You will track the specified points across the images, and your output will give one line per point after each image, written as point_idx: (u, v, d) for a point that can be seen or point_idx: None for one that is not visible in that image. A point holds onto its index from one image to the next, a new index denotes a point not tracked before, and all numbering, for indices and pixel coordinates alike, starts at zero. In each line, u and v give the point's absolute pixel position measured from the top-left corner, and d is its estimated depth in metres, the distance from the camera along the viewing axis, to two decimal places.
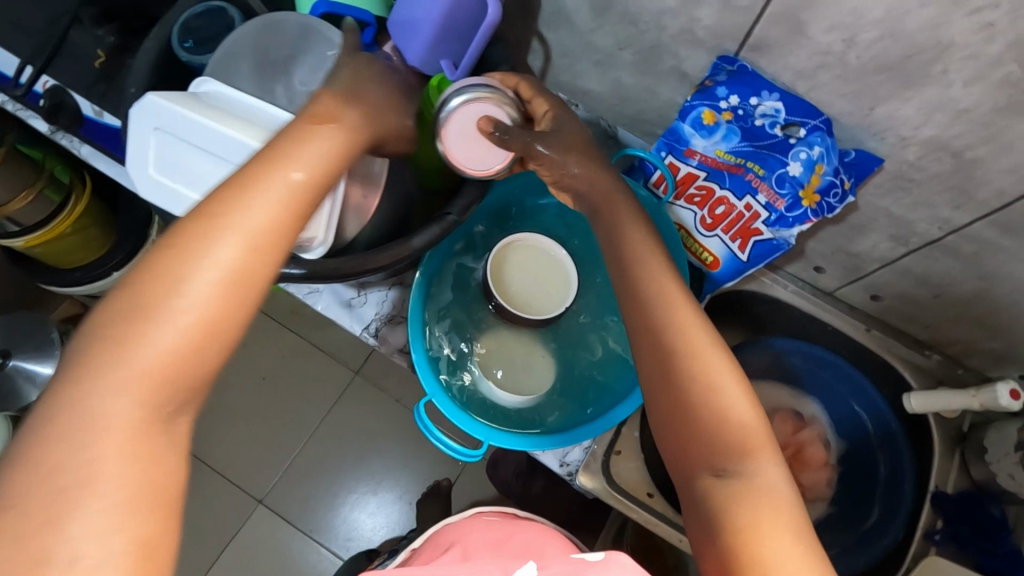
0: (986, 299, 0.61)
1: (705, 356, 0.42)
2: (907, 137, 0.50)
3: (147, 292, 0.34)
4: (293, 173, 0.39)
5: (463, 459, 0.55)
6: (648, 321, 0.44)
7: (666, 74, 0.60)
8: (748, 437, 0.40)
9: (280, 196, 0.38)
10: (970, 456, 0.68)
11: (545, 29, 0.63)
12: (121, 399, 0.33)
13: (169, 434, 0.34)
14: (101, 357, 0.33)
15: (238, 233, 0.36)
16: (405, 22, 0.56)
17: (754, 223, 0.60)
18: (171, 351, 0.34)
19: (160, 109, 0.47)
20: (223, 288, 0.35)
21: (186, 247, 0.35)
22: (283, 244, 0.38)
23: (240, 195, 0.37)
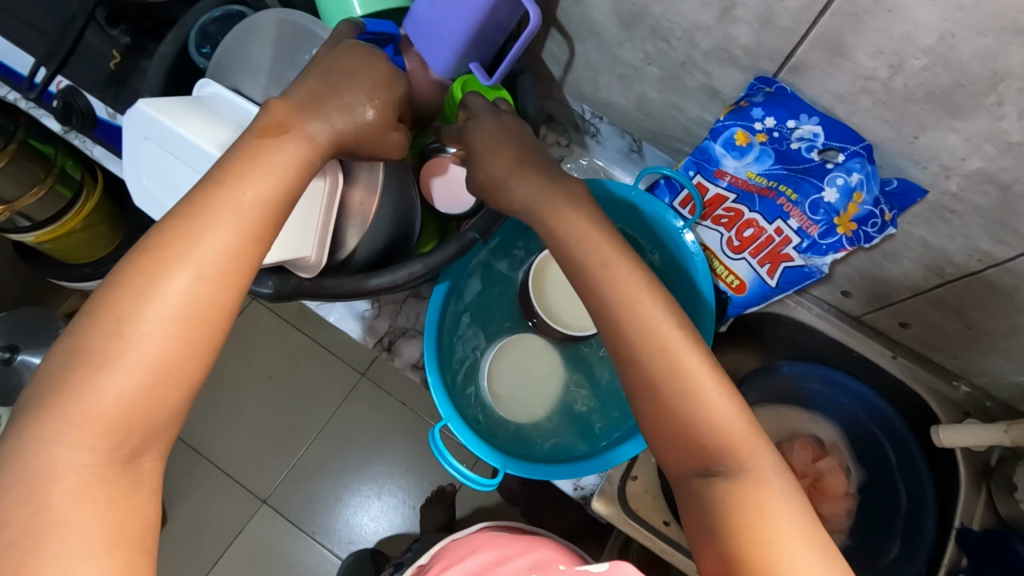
0: (1023, 333, 0.59)
1: (682, 357, 0.39)
2: (950, 167, 0.47)
3: (100, 333, 0.33)
4: (245, 196, 0.38)
5: (476, 488, 0.54)
6: (609, 315, 0.41)
7: (696, 92, 0.58)
8: (731, 428, 0.37)
9: (234, 225, 0.37)
10: (997, 491, 0.66)
11: (571, 40, 0.61)
12: (78, 443, 0.32)
13: (134, 472, 0.34)
14: (56, 401, 0.33)
15: (191, 267, 0.35)
16: (428, 29, 0.53)
17: (785, 248, 0.58)
18: (127, 391, 0.33)
19: (150, 119, 0.45)
20: (177, 324, 0.34)
21: (138, 285, 0.34)
22: (241, 276, 0.37)
23: (187, 226, 0.36)
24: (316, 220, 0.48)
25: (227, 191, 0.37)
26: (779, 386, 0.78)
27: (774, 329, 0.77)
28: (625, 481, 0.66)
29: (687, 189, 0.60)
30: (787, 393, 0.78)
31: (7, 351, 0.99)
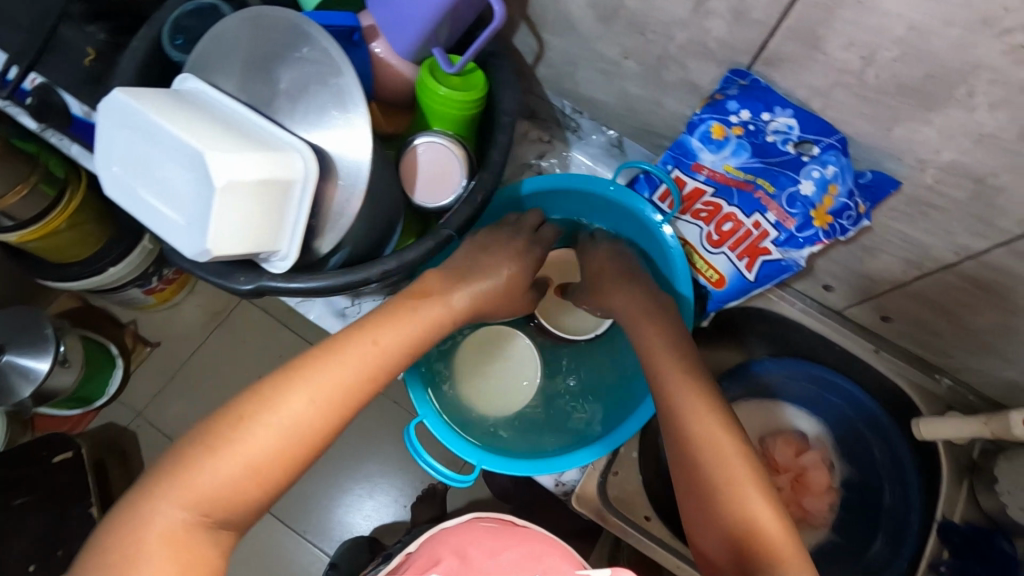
0: (1003, 327, 0.59)
1: (732, 462, 0.47)
2: (925, 160, 0.47)
3: (228, 424, 0.44)
4: (377, 341, 0.50)
5: (454, 485, 0.54)
6: (675, 430, 0.50)
7: (674, 86, 0.57)
8: (769, 536, 0.44)
9: (364, 361, 0.49)
10: (980, 486, 0.66)
11: (549, 35, 0.60)
12: (181, 509, 0.41)
13: (217, 541, 0.43)
14: (177, 473, 0.42)
15: (316, 387, 0.46)
16: (394, 12, 0.54)
17: (762, 242, 0.58)
18: (229, 478, 0.42)
19: (122, 107, 0.44)
20: (285, 434, 0.44)
21: (271, 394, 0.45)
22: (345, 403, 0.47)
23: (332, 354, 0.48)
24: (288, 216, 0.47)
25: (376, 330, 0.51)
26: (762, 382, 0.77)
27: (760, 326, 0.77)
28: (607, 475, 0.66)
29: (665, 183, 0.61)
30: (773, 388, 0.78)
31: None
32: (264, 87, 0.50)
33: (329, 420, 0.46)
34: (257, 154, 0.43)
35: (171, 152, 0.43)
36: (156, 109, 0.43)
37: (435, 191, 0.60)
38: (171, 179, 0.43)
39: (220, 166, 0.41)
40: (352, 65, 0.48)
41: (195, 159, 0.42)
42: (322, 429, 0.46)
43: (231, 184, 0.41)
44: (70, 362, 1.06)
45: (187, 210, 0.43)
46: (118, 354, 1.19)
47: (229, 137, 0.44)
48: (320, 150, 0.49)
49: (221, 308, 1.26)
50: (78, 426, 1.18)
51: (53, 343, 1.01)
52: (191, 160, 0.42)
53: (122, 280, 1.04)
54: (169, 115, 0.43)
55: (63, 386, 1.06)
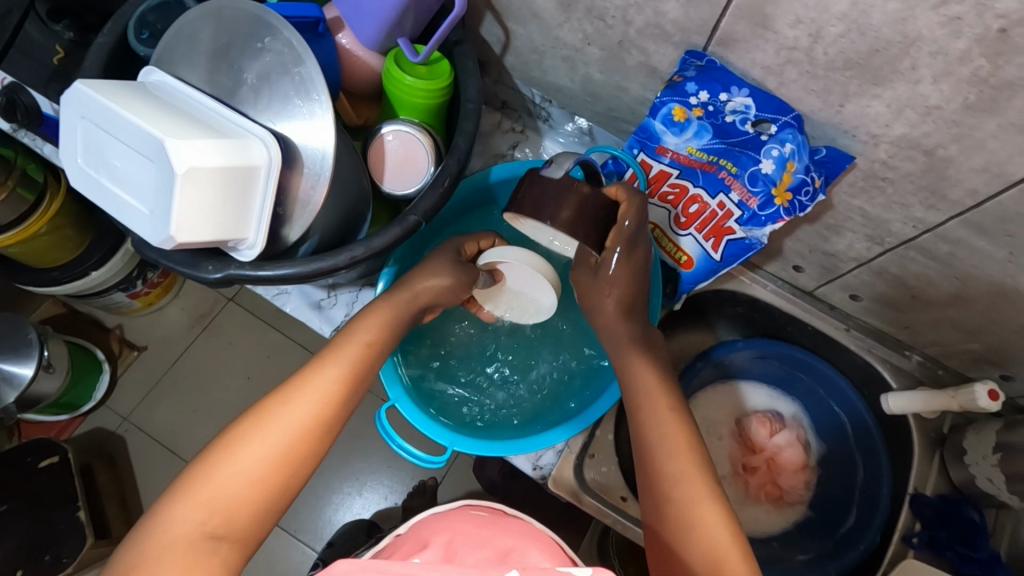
0: (964, 300, 0.60)
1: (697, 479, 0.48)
2: (877, 135, 0.48)
3: (230, 436, 0.46)
4: (365, 339, 0.53)
5: (425, 466, 0.55)
6: (644, 441, 0.51)
7: (636, 71, 0.58)
8: (722, 553, 0.45)
9: (355, 360, 0.52)
10: (949, 458, 0.67)
11: (514, 24, 0.61)
12: (193, 520, 0.42)
13: (228, 556, 0.43)
14: (187, 488, 0.44)
15: (314, 390, 0.49)
16: (358, 4, 0.55)
17: (727, 222, 0.59)
18: (238, 487, 0.44)
19: (84, 98, 0.44)
20: (285, 435, 0.47)
21: (270, 405, 0.48)
22: (343, 402, 0.50)
23: (326, 359, 0.51)
24: (252, 205, 0.47)
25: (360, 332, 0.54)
26: (737, 364, 0.78)
27: (735, 308, 0.78)
28: (584, 457, 0.67)
29: (632, 167, 0.61)
30: (748, 364, 0.78)
31: None
32: (227, 78, 0.51)
33: (330, 422, 0.49)
34: (217, 142, 0.43)
35: (133, 142, 0.43)
36: (117, 99, 0.44)
37: (404, 177, 0.60)
38: (134, 170, 0.44)
39: (180, 153, 0.41)
40: (313, 55, 0.49)
41: (155, 148, 0.42)
42: (325, 430, 0.49)
43: (192, 171, 0.42)
44: (55, 367, 1.06)
45: (150, 199, 0.44)
46: (104, 358, 1.19)
47: (190, 126, 0.44)
48: (285, 137, 0.49)
49: (206, 310, 1.26)
50: (65, 432, 1.18)
51: (37, 348, 1.00)
52: (151, 149, 0.42)
53: (106, 283, 1.04)
54: (130, 105, 0.44)
55: (47, 391, 1.06)
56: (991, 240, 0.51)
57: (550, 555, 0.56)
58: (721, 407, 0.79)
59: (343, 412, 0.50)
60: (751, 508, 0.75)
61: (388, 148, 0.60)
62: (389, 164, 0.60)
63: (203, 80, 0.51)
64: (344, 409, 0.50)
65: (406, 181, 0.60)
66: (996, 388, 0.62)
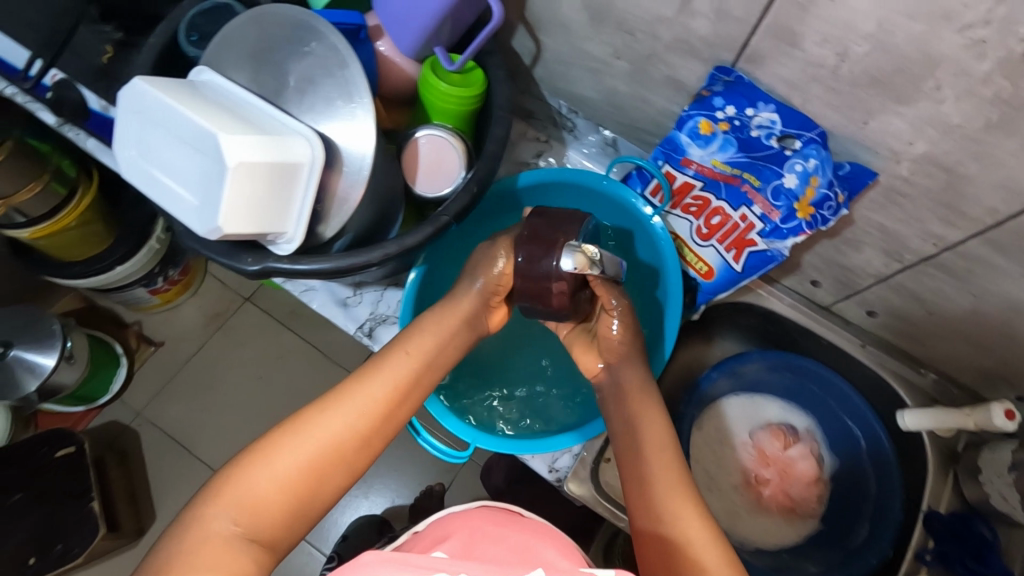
0: (979, 318, 0.61)
1: (685, 518, 0.49)
2: (898, 151, 0.50)
3: (270, 440, 0.49)
4: (406, 358, 0.56)
5: (449, 460, 0.57)
6: (633, 457, 0.54)
7: (662, 84, 0.60)
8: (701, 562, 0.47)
9: (397, 376, 0.55)
10: (963, 476, 0.67)
11: (545, 36, 0.64)
12: (226, 519, 0.44)
13: (257, 556, 0.44)
14: (224, 485, 0.46)
15: (355, 402, 0.52)
16: (400, 11, 0.57)
17: (749, 234, 0.60)
18: (273, 489, 0.46)
19: (141, 92, 0.46)
20: (322, 444, 0.49)
21: (312, 412, 0.51)
22: (383, 417, 0.53)
23: (369, 374, 0.54)
24: (294, 200, 0.49)
25: (401, 351, 0.57)
26: (751, 377, 0.78)
27: (748, 319, 0.79)
28: (602, 462, 0.67)
29: (657, 178, 0.63)
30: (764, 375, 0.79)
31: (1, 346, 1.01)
32: (273, 79, 0.53)
33: (367, 434, 0.52)
34: (264, 139, 0.46)
35: (186, 136, 0.45)
36: (173, 95, 0.46)
37: (434, 180, 0.62)
38: (185, 163, 0.46)
39: (232, 147, 0.44)
40: (357, 59, 0.51)
41: (207, 142, 0.44)
42: (361, 442, 0.51)
43: (241, 165, 0.44)
44: (75, 358, 1.08)
45: (199, 190, 0.46)
46: (122, 353, 1.21)
47: (239, 123, 0.46)
48: (327, 138, 0.51)
49: (223, 309, 1.29)
50: (81, 423, 1.20)
51: (59, 339, 1.03)
52: (203, 143, 0.45)
53: (129, 279, 1.07)
54: (185, 101, 0.46)
55: (66, 382, 1.08)
56: (1009, 258, 0.52)
57: (569, 556, 0.56)
58: (737, 419, 0.79)
59: (381, 425, 0.53)
60: (763, 520, 0.75)
61: (419, 154, 0.63)
62: (419, 168, 0.63)
63: (249, 80, 0.54)
64: (382, 422, 0.53)
65: (435, 184, 0.63)
66: (1013, 408, 0.62)
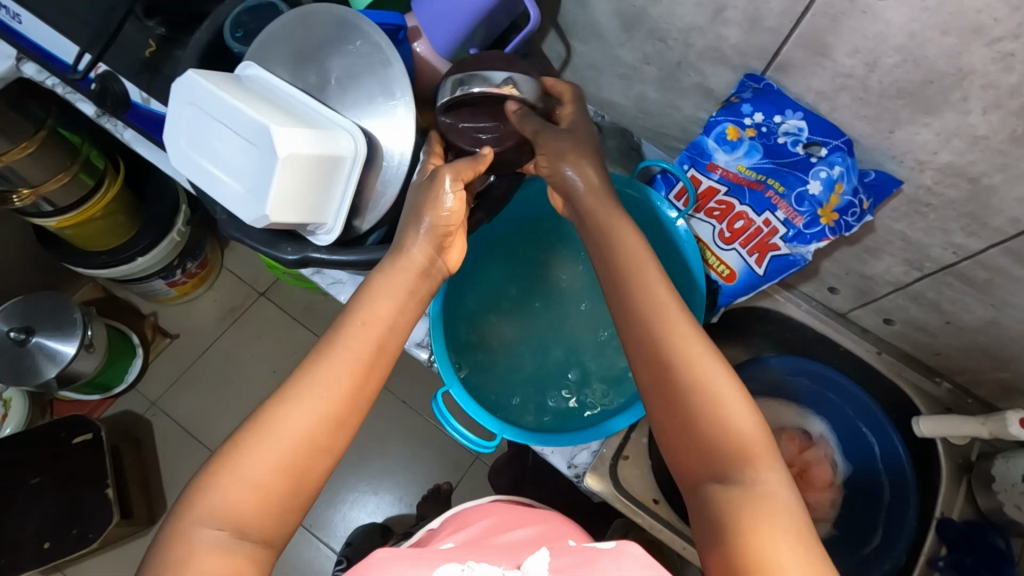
0: (997, 328, 0.62)
1: (702, 370, 0.43)
2: (923, 161, 0.51)
3: (235, 442, 0.42)
4: (372, 319, 0.47)
5: (475, 449, 0.58)
6: (634, 323, 0.47)
7: (691, 91, 0.62)
8: (741, 440, 0.41)
9: (358, 346, 0.46)
10: (977, 486, 0.68)
11: (577, 42, 0.65)
12: (208, 530, 0.39)
13: (252, 564, 0.40)
14: (198, 495, 0.40)
15: (309, 396, 0.43)
16: (437, 12, 0.58)
17: (772, 239, 0.61)
18: (249, 494, 0.40)
19: (194, 84, 0.48)
20: (295, 435, 0.42)
21: (264, 416, 0.43)
22: (348, 400, 0.45)
23: (323, 357, 0.45)
24: (336, 193, 0.51)
25: (366, 307, 0.48)
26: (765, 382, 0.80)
27: (765, 325, 0.81)
28: (620, 459, 0.69)
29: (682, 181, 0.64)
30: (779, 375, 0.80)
31: (23, 333, 1.02)
32: (316, 76, 0.55)
33: (332, 431, 0.44)
34: (311, 132, 0.47)
35: (239, 128, 0.47)
36: (225, 87, 0.48)
37: None
38: (235, 153, 0.48)
39: (283, 138, 0.45)
40: (400, 59, 0.53)
41: (258, 133, 0.46)
42: (326, 439, 0.43)
43: (291, 156, 0.46)
44: (94, 347, 1.10)
45: (248, 180, 0.48)
46: (138, 343, 1.23)
47: (288, 116, 0.48)
48: (369, 134, 0.53)
49: (238, 303, 1.31)
50: (96, 411, 1.22)
51: (80, 327, 1.04)
52: (255, 134, 0.46)
53: (148, 271, 1.09)
54: (237, 93, 0.48)
55: (84, 370, 1.10)
56: None
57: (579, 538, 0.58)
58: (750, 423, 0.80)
59: (350, 415, 0.45)
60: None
61: None
62: None
63: (293, 77, 0.56)
64: (347, 412, 0.44)
65: None
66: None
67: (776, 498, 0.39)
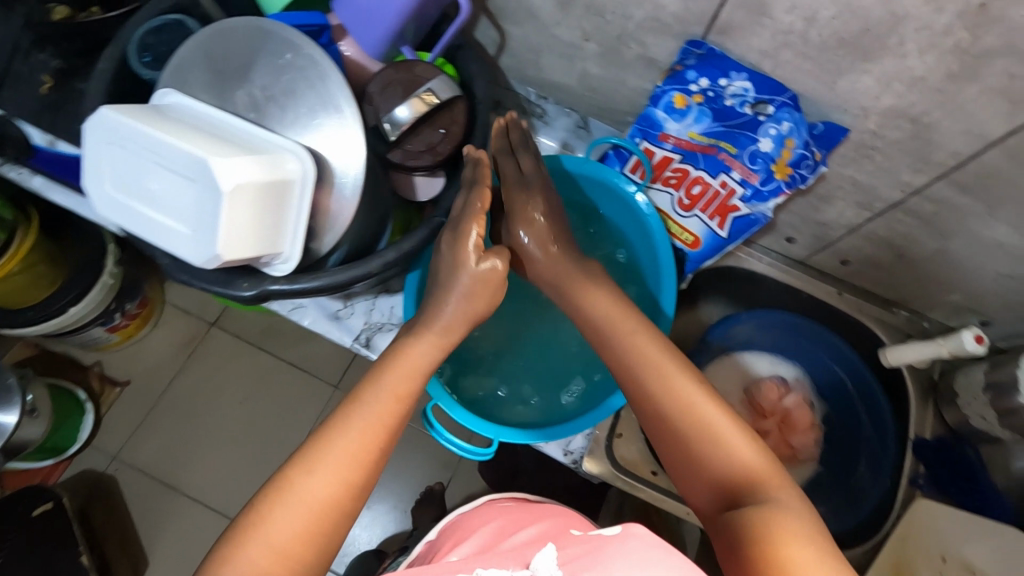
0: (945, 256, 0.65)
1: (701, 412, 0.45)
2: (867, 107, 0.52)
3: (256, 510, 0.40)
4: (390, 390, 0.48)
5: (473, 457, 0.57)
6: (637, 384, 0.49)
7: (634, 63, 0.61)
8: (751, 470, 0.42)
9: (379, 417, 0.46)
10: (943, 403, 0.73)
11: (511, 25, 0.63)
12: None
13: None
14: (213, 572, 0.38)
15: (330, 458, 0.43)
16: (363, 10, 0.55)
17: (731, 200, 0.62)
18: (268, 563, 0.38)
19: (113, 123, 0.44)
20: (318, 499, 0.41)
21: (282, 481, 0.41)
22: (370, 460, 0.44)
23: (342, 423, 0.45)
24: (289, 219, 0.48)
25: (378, 379, 0.49)
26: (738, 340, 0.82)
27: (731, 283, 0.83)
28: (614, 437, 0.69)
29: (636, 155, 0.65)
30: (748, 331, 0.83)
31: None
32: (244, 96, 0.51)
33: (352, 492, 0.42)
34: (255, 158, 0.44)
35: (172, 165, 0.43)
36: (149, 122, 0.44)
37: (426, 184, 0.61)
38: (171, 192, 0.44)
39: (225, 170, 0.42)
40: (336, 68, 0.50)
41: (195, 168, 0.42)
42: (346, 500, 0.42)
43: (237, 188, 0.42)
44: (37, 411, 1.02)
45: (191, 220, 0.44)
46: (86, 398, 1.15)
47: (225, 144, 0.45)
48: (315, 153, 0.50)
49: (190, 337, 1.23)
50: (52, 477, 1.13)
51: (17, 394, 0.95)
52: (192, 169, 0.43)
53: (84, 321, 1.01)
54: (163, 127, 0.44)
55: (30, 437, 1.02)
56: (972, 197, 0.56)
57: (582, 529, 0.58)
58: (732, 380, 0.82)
59: (367, 475, 0.44)
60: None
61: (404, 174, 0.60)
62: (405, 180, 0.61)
63: (220, 100, 0.51)
64: (367, 474, 0.44)
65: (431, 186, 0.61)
66: (981, 332, 0.66)
67: (793, 507, 0.38)
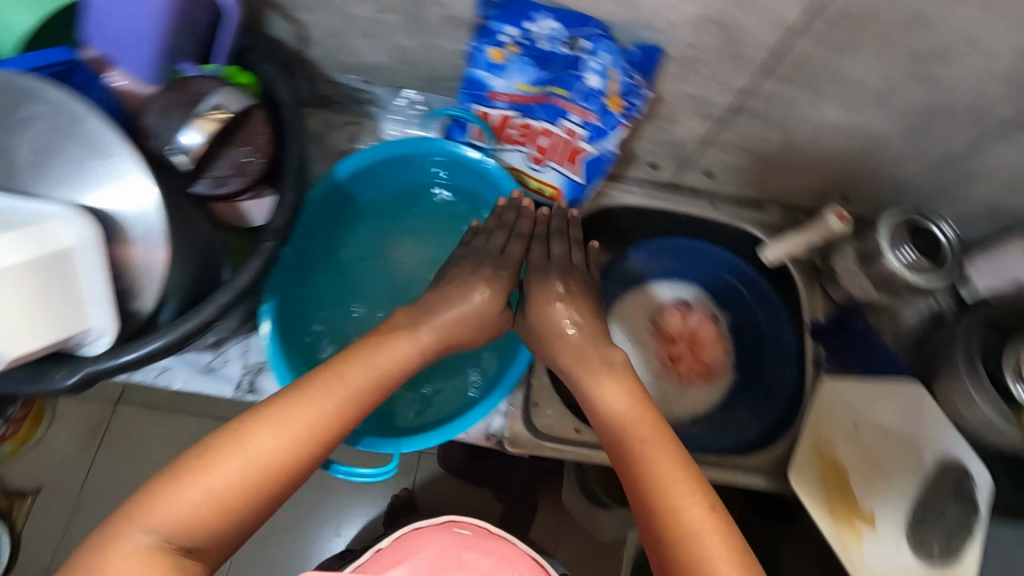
0: (796, 146, 0.67)
1: (700, 531, 0.43)
2: (673, 22, 0.52)
3: (207, 449, 0.44)
4: (361, 383, 0.52)
5: (377, 479, 0.55)
6: (637, 484, 0.47)
7: (440, 26, 0.57)
8: None
9: (344, 403, 0.50)
10: (828, 282, 0.76)
11: (302, 13, 0.58)
12: (151, 534, 0.40)
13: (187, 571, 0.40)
14: (144, 507, 0.41)
15: (274, 417, 0.46)
16: (117, 35, 0.50)
17: (578, 144, 0.61)
18: (206, 503, 0.41)
19: None
20: (272, 455, 0.45)
21: (236, 429, 0.45)
22: (330, 430, 0.48)
23: (305, 390, 0.49)
24: (93, 291, 0.45)
25: (353, 370, 0.52)
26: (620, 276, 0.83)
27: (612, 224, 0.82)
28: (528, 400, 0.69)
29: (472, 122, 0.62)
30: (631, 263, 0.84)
31: None
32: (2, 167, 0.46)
33: (301, 454, 0.46)
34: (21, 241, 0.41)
35: None
36: None
37: (253, 210, 0.55)
38: None
39: None
40: (91, 110, 0.45)
41: None
42: (293, 458, 0.46)
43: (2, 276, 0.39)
44: None
45: None
46: None
47: None
48: (97, 212, 0.45)
49: (96, 422, 1.04)
50: None
51: None
52: None
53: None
54: None
55: None
56: (794, 87, 0.57)
57: None
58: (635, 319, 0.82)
59: (312, 442, 0.47)
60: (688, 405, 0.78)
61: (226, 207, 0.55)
62: (231, 213, 0.55)
63: None
64: (319, 440, 0.47)
65: (261, 209, 0.56)
66: (842, 210, 0.69)
67: None
